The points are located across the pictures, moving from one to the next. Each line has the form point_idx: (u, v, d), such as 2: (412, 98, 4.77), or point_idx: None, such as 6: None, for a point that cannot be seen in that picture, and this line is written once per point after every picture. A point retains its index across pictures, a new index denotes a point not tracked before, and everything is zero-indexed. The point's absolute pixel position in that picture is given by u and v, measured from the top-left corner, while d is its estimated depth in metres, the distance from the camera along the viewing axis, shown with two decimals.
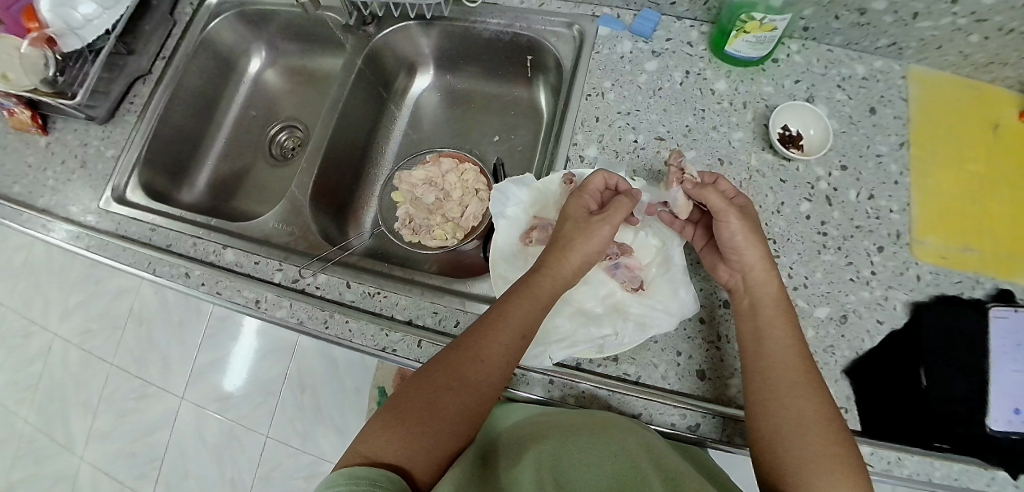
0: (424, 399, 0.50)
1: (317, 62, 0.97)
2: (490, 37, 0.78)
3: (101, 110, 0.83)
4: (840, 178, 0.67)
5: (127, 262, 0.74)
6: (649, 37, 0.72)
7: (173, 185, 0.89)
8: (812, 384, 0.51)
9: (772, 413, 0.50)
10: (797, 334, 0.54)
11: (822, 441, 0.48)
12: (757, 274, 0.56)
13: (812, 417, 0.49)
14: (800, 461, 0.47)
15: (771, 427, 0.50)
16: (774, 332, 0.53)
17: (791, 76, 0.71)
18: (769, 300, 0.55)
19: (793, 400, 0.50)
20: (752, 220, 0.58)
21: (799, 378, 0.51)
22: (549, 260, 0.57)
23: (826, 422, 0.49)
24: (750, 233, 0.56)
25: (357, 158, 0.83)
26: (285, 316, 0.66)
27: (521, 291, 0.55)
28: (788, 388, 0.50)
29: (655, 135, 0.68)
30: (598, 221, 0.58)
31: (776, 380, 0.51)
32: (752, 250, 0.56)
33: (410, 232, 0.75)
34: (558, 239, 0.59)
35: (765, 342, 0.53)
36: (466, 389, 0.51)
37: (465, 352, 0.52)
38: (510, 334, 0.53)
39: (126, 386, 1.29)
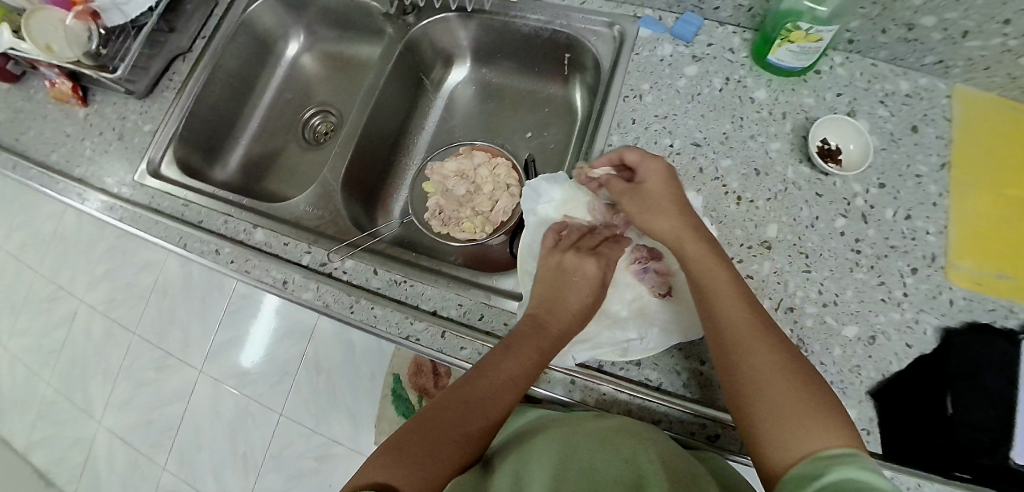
0: (429, 436, 0.50)
1: (352, 48, 0.97)
2: (528, 33, 0.78)
3: (141, 85, 0.84)
4: (877, 196, 0.66)
5: (159, 236, 0.76)
6: (690, 41, 0.71)
7: (206, 163, 0.90)
8: (767, 334, 0.50)
9: (738, 374, 0.49)
10: (742, 288, 0.53)
11: (793, 390, 0.46)
12: (692, 239, 0.56)
13: (777, 368, 0.48)
14: (776, 417, 0.46)
15: (736, 388, 0.49)
16: (720, 292, 0.53)
17: (832, 89, 0.70)
18: (706, 258, 0.55)
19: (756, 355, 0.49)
20: (667, 182, 0.59)
21: (752, 333, 0.50)
22: (558, 318, 0.59)
23: (793, 371, 0.48)
24: (667, 197, 0.59)
25: (388, 147, 0.83)
26: (312, 298, 0.66)
27: (530, 346, 0.56)
28: (748, 345, 0.49)
29: (691, 141, 0.67)
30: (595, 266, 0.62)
31: (733, 339, 0.50)
32: (679, 213, 0.58)
33: (439, 223, 0.76)
34: (558, 286, 0.61)
35: (711, 304, 0.53)
36: (472, 440, 0.51)
37: (471, 397, 0.53)
38: (518, 390, 0.54)
39: (147, 356, 1.32)
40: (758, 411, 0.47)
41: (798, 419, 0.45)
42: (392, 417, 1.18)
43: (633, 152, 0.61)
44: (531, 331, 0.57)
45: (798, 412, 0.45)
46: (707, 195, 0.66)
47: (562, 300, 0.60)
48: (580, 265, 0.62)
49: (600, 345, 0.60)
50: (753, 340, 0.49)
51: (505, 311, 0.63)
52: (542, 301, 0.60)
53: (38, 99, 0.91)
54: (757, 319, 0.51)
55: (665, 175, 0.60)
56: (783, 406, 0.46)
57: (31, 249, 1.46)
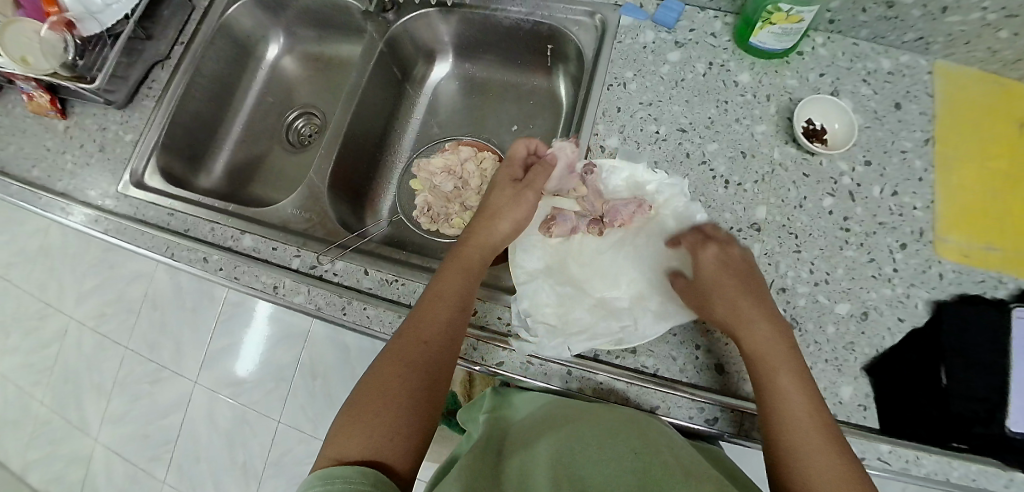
0: (378, 386, 0.52)
1: (333, 49, 0.96)
2: (511, 26, 0.77)
3: (120, 94, 0.83)
4: (864, 174, 0.67)
5: (145, 246, 0.75)
6: (672, 27, 0.71)
7: (191, 171, 0.89)
8: (820, 431, 0.48)
9: (791, 477, 0.48)
10: (807, 387, 0.50)
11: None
12: (750, 326, 0.53)
13: (835, 474, 0.46)
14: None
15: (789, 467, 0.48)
16: (781, 395, 0.50)
17: (815, 69, 0.70)
18: (772, 360, 0.51)
19: (814, 466, 0.47)
20: (734, 264, 0.56)
21: (809, 421, 0.49)
22: (479, 236, 0.63)
23: (847, 476, 0.46)
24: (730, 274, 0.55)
25: (374, 146, 0.82)
26: (303, 301, 0.66)
27: (450, 273, 0.59)
28: (804, 446, 0.48)
29: (677, 127, 0.67)
30: (525, 190, 0.64)
31: (791, 444, 0.48)
32: (745, 301, 0.54)
33: (428, 220, 0.76)
34: (489, 216, 0.64)
35: (771, 398, 0.50)
36: (422, 367, 0.53)
37: (410, 334, 0.55)
38: (454, 306, 0.57)
39: (141, 370, 1.31)
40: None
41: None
42: None
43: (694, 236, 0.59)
44: (452, 262, 0.61)
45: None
46: (695, 180, 0.65)
47: (487, 230, 0.62)
48: (520, 199, 0.64)
49: (596, 335, 0.58)
50: (815, 447, 0.47)
51: (499, 305, 0.63)
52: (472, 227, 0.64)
53: (15, 114, 0.89)
54: (821, 426, 0.48)
55: (730, 262, 0.56)
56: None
57: (16, 267, 1.44)
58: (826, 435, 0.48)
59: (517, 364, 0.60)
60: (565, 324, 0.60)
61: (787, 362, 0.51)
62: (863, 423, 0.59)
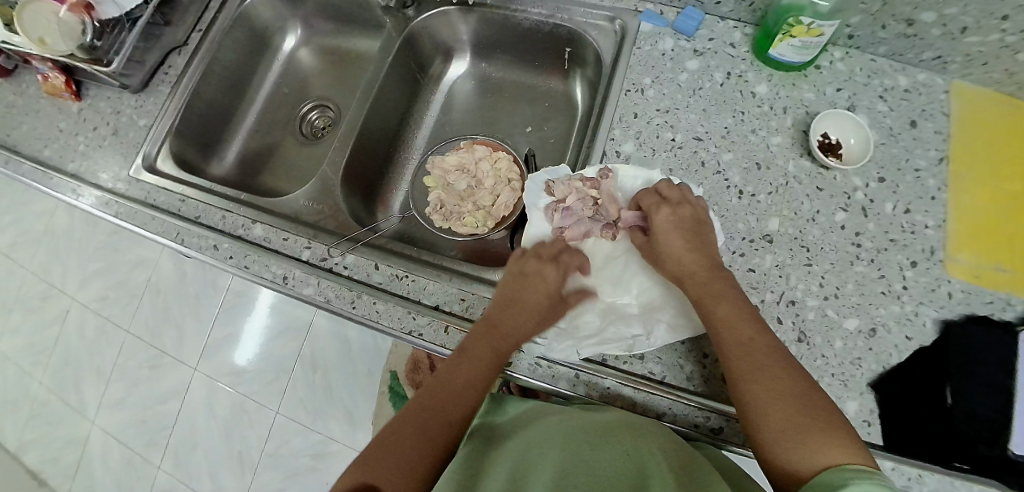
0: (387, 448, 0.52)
1: (349, 43, 0.96)
2: (529, 27, 0.77)
3: (135, 79, 0.83)
4: (877, 190, 0.67)
5: (156, 231, 0.75)
6: (692, 35, 0.71)
7: (203, 158, 0.88)
8: (774, 362, 0.50)
9: (747, 403, 0.49)
10: (748, 317, 0.53)
11: (793, 411, 0.46)
12: (694, 278, 0.56)
13: (783, 389, 0.48)
14: (786, 441, 0.46)
15: (750, 403, 0.49)
16: (724, 326, 0.53)
17: (833, 84, 0.70)
18: (709, 294, 0.55)
19: (761, 383, 0.49)
20: (684, 223, 0.58)
21: (756, 352, 0.50)
22: (511, 320, 0.59)
23: (798, 393, 0.48)
24: (675, 230, 0.58)
25: (388, 142, 0.82)
26: (312, 293, 0.66)
27: (478, 345, 0.57)
28: (757, 378, 0.49)
29: (693, 135, 0.67)
30: (549, 264, 0.62)
31: (741, 370, 0.50)
32: (694, 256, 0.57)
33: (441, 218, 0.75)
34: (518, 296, 0.60)
35: (719, 336, 0.53)
36: (430, 447, 0.53)
37: (426, 409, 0.56)
38: (476, 388, 0.57)
39: (141, 355, 1.32)
40: (765, 434, 0.47)
41: (805, 444, 0.45)
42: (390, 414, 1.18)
43: (648, 197, 0.62)
44: (483, 333, 0.58)
45: (802, 433, 0.45)
46: (709, 189, 0.65)
47: (518, 303, 0.59)
48: (542, 272, 0.62)
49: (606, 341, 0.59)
50: (761, 367, 0.49)
51: None
52: (500, 307, 0.60)
53: (29, 94, 0.89)
54: (763, 348, 0.50)
55: (685, 213, 0.59)
56: (795, 435, 0.45)
57: (22, 247, 1.44)
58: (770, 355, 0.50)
59: (525, 365, 0.61)
60: (576, 329, 0.61)
61: (726, 297, 0.54)
62: (868, 439, 0.59)
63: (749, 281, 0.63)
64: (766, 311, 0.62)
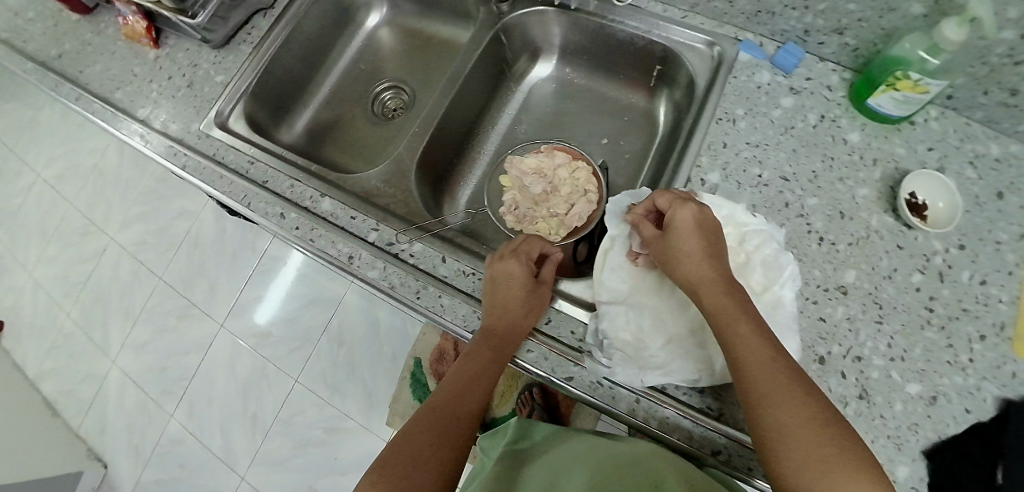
0: (408, 457, 0.52)
1: (432, 27, 0.94)
2: (623, 40, 0.76)
3: (219, 35, 0.83)
4: (957, 256, 0.66)
5: (223, 190, 0.75)
6: (790, 72, 0.70)
7: (274, 123, 0.88)
8: (796, 386, 0.47)
9: (764, 428, 0.46)
10: (766, 337, 0.50)
11: (812, 447, 0.44)
12: (712, 287, 0.54)
13: (804, 419, 0.45)
14: (807, 476, 0.43)
15: (772, 430, 0.46)
16: (741, 341, 0.50)
17: (925, 142, 0.69)
18: (728, 308, 0.52)
19: (785, 408, 0.46)
20: (705, 227, 0.57)
21: (779, 379, 0.47)
22: (500, 322, 0.58)
23: (821, 424, 0.45)
24: (698, 244, 0.56)
25: (462, 133, 0.81)
26: (377, 277, 0.65)
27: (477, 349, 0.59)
28: (780, 400, 0.46)
29: (780, 175, 0.66)
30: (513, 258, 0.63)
31: (761, 391, 0.47)
32: (706, 264, 0.55)
33: (513, 220, 0.74)
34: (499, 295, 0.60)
35: (735, 349, 0.50)
36: (447, 444, 0.54)
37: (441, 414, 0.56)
38: (480, 387, 0.59)
39: (171, 303, 1.33)
40: (785, 467, 0.44)
41: (834, 486, 0.42)
42: (407, 400, 1.18)
43: (666, 197, 0.60)
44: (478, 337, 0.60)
45: (831, 475, 0.42)
46: (790, 231, 0.64)
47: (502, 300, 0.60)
48: (505, 268, 0.62)
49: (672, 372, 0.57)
50: (781, 395, 0.46)
51: (574, 319, 0.62)
52: (490, 307, 0.60)
53: (106, 34, 0.89)
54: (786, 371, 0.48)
55: (700, 220, 0.57)
56: (824, 475, 0.42)
57: (76, 183, 1.48)
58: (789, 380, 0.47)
59: (586, 382, 0.59)
60: (642, 355, 0.58)
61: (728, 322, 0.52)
62: None
63: (818, 330, 0.62)
64: (831, 363, 0.62)
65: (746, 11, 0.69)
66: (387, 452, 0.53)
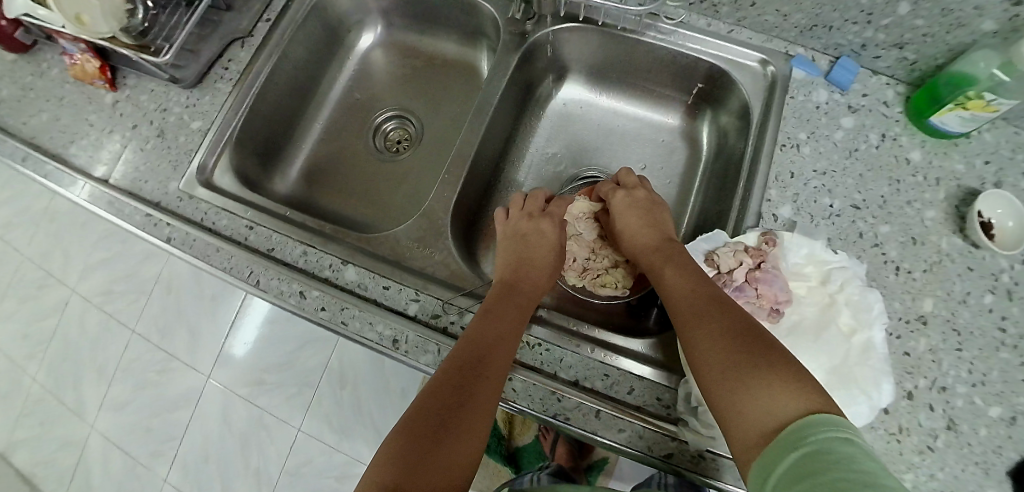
0: (437, 417, 0.46)
1: (434, 45, 0.83)
2: (663, 57, 0.70)
3: (189, 71, 0.70)
4: (1021, 273, 0.64)
5: (222, 267, 0.63)
6: (846, 89, 0.66)
7: (265, 174, 0.76)
8: (716, 307, 0.49)
9: (695, 354, 0.47)
10: (692, 273, 0.53)
11: (731, 357, 0.44)
12: (649, 247, 0.60)
13: (727, 333, 0.46)
14: (731, 387, 0.43)
15: (701, 355, 0.47)
16: (674, 285, 0.54)
17: (981, 155, 0.67)
18: (660, 262, 0.57)
19: (709, 329, 0.47)
20: (641, 203, 0.64)
21: (706, 305, 0.49)
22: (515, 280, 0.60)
23: (744, 338, 0.46)
24: (637, 212, 0.63)
25: (492, 170, 0.73)
26: (432, 363, 0.57)
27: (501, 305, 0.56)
28: (703, 323, 0.48)
29: (851, 203, 0.62)
30: (545, 217, 0.66)
31: (687, 319, 0.50)
32: (646, 229, 0.62)
33: (575, 274, 0.66)
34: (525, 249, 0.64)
35: (670, 295, 0.53)
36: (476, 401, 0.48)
37: (467, 369, 0.49)
38: (505, 343, 0.52)
39: (148, 357, 1.18)
40: (717, 389, 0.44)
41: (746, 386, 0.42)
42: None
43: (608, 184, 0.69)
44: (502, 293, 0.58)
45: (744, 377, 0.43)
46: (869, 263, 0.61)
47: (530, 260, 0.63)
48: (538, 227, 0.65)
49: None
50: (706, 318, 0.48)
51: (661, 384, 0.56)
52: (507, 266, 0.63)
53: (52, 75, 0.74)
54: (705, 296, 0.50)
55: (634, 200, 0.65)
56: (745, 381, 0.43)
57: (16, 229, 1.28)
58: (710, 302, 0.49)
59: (687, 457, 0.53)
60: None
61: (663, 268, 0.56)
62: None
63: (903, 364, 0.60)
64: (921, 397, 0.60)
65: (800, 25, 0.64)
66: (414, 409, 0.47)
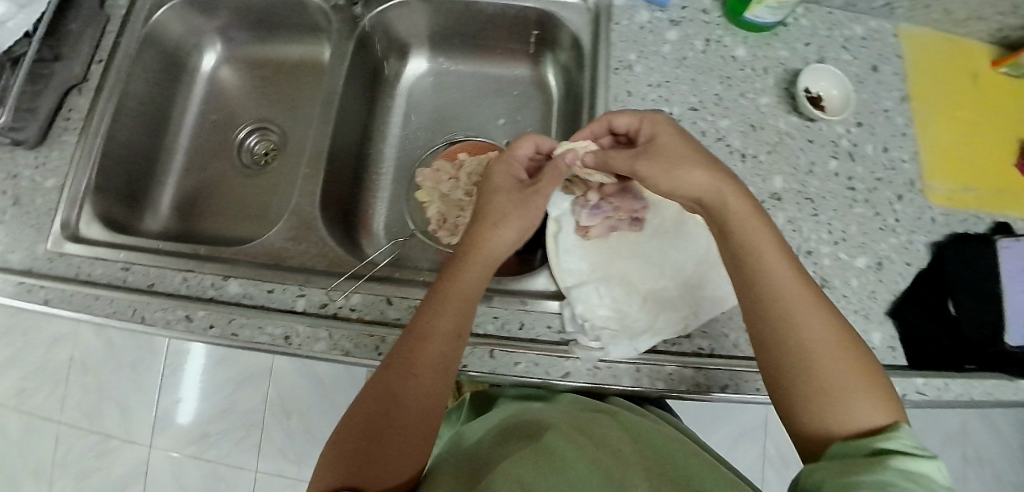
0: (378, 409, 0.47)
1: (277, 50, 0.84)
2: (494, 13, 0.72)
3: (30, 132, 0.67)
4: (858, 134, 0.70)
5: (104, 314, 0.62)
6: (665, 5, 0.70)
7: (133, 214, 0.75)
8: (812, 297, 0.46)
9: (780, 352, 0.45)
10: (784, 251, 0.48)
11: (843, 355, 0.44)
12: (716, 198, 0.50)
13: (841, 337, 0.45)
14: (837, 382, 0.43)
15: (807, 344, 0.44)
16: (768, 261, 0.47)
17: (801, 39, 0.72)
18: (751, 223, 0.49)
19: (815, 325, 0.45)
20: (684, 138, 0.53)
21: (811, 300, 0.46)
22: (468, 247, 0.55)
23: (839, 335, 0.45)
24: (688, 151, 0.52)
25: (355, 159, 0.74)
26: (325, 348, 0.58)
27: (450, 286, 0.52)
28: (809, 312, 0.45)
29: (688, 107, 0.66)
30: (501, 163, 0.60)
31: (780, 310, 0.46)
32: (709, 171, 0.50)
33: (448, 234, 0.70)
34: (487, 213, 0.56)
35: (752, 269, 0.48)
36: (418, 391, 0.48)
37: (407, 358, 0.49)
38: (451, 328, 0.50)
39: (82, 444, 1.14)
40: (788, 386, 0.45)
41: (846, 398, 0.43)
42: None
43: (626, 117, 0.56)
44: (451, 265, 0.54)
45: (841, 390, 0.43)
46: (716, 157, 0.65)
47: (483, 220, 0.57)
48: (495, 179, 0.60)
49: (659, 330, 0.56)
50: (806, 309, 0.45)
51: (547, 312, 0.58)
52: (471, 234, 0.57)
53: None
54: (805, 284, 0.46)
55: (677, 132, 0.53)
56: (818, 382, 0.43)
57: None
58: (816, 294, 0.46)
59: (584, 373, 0.56)
60: (627, 323, 0.57)
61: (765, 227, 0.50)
62: (895, 362, 0.65)
63: None
64: None
65: None
66: (366, 397, 0.49)
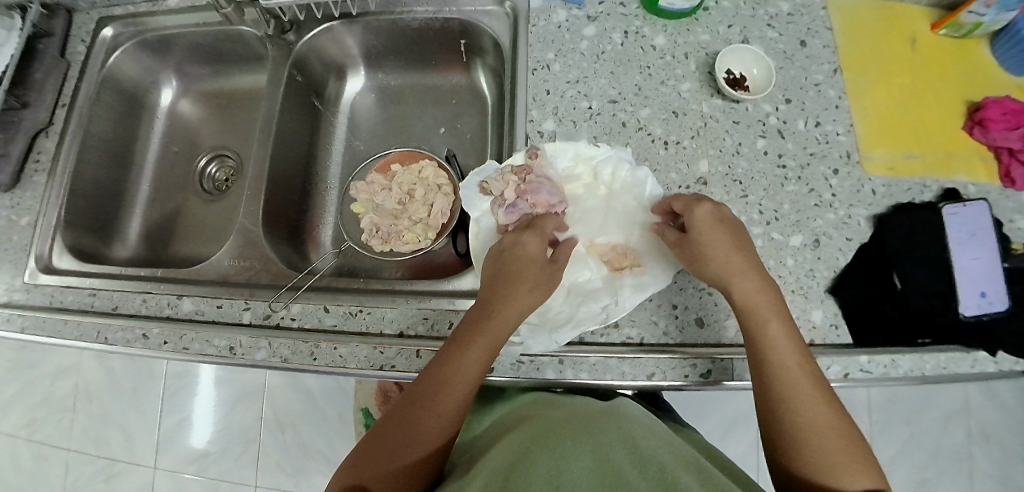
0: (391, 438, 0.50)
1: (231, 82, 0.90)
2: (420, 27, 0.75)
3: (3, 175, 0.73)
4: (787, 111, 0.70)
5: (71, 337, 0.66)
6: (582, 3, 0.71)
7: (103, 244, 0.81)
8: (820, 388, 0.49)
9: (788, 428, 0.48)
10: (795, 337, 0.52)
11: (845, 438, 0.47)
12: (741, 281, 0.53)
13: (837, 419, 0.48)
14: (837, 459, 0.47)
15: (808, 422, 0.48)
16: (777, 342, 0.51)
17: (723, 22, 0.72)
18: (765, 309, 0.52)
19: (819, 408, 0.48)
20: (720, 223, 0.56)
21: (819, 385, 0.49)
22: (495, 304, 0.54)
23: (836, 417, 0.48)
24: (719, 240, 0.55)
25: (302, 177, 0.79)
26: (266, 357, 0.60)
27: (475, 340, 0.52)
28: (815, 401, 0.48)
29: (608, 100, 0.67)
30: (529, 232, 0.58)
31: (791, 395, 0.49)
32: (736, 256, 0.54)
33: (380, 241, 0.72)
34: (513, 274, 0.55)
35: (765, 350, 0.51)
36: (429, 433, 0.50)
37: (421, 400, 0.51)
38: (465, 383, 0.51)
39: (92, 469, 1.20)
40: (790, 458, 0.48)
41: (838, 470, 0.46)
42: None
43: (680, 199, 0.58)
44: (477, 318, 0.54)
45: (829, 461, 0.47)
46: (636, 147, 0.66)
47: (506, 278, 0.55)
48: (519, 240, 0.57)
49: (580, 322, 0.58)
50: (812, 398, 0.48)
51: None
52: (493, 287, 0.55)
53: None
54: (812, 371, 0.50)
55: (717, 215, 0.56)
56: (811, 451, 0.47)
57: None
58: (822, 385, 0.49)
59: (508, 367, 0.58)
60: (548, 317, 0.59)
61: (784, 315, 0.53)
62: (839, 341, 0.62)
63: None
64: None
65: None
66: (384, 422, 0.52)
